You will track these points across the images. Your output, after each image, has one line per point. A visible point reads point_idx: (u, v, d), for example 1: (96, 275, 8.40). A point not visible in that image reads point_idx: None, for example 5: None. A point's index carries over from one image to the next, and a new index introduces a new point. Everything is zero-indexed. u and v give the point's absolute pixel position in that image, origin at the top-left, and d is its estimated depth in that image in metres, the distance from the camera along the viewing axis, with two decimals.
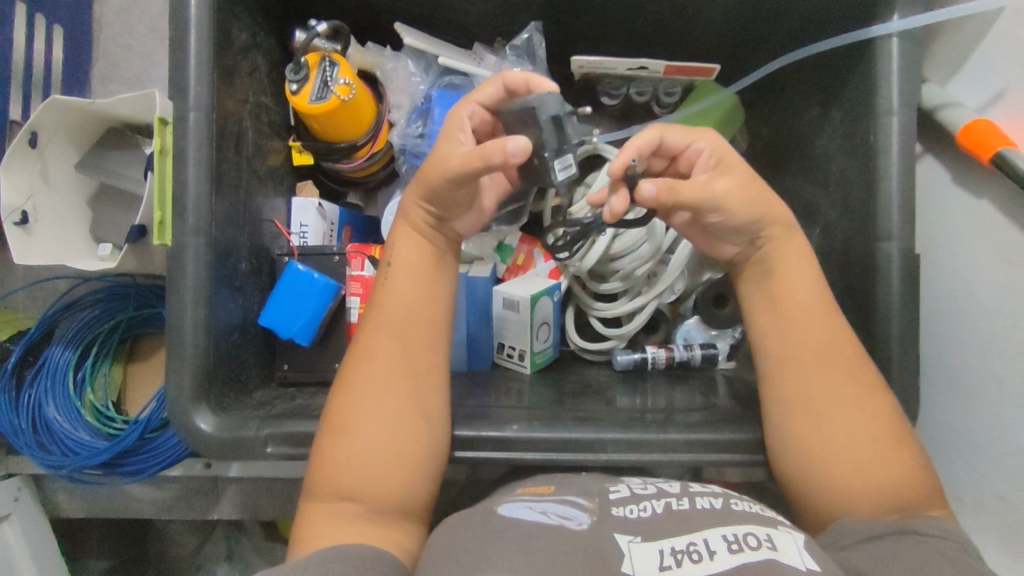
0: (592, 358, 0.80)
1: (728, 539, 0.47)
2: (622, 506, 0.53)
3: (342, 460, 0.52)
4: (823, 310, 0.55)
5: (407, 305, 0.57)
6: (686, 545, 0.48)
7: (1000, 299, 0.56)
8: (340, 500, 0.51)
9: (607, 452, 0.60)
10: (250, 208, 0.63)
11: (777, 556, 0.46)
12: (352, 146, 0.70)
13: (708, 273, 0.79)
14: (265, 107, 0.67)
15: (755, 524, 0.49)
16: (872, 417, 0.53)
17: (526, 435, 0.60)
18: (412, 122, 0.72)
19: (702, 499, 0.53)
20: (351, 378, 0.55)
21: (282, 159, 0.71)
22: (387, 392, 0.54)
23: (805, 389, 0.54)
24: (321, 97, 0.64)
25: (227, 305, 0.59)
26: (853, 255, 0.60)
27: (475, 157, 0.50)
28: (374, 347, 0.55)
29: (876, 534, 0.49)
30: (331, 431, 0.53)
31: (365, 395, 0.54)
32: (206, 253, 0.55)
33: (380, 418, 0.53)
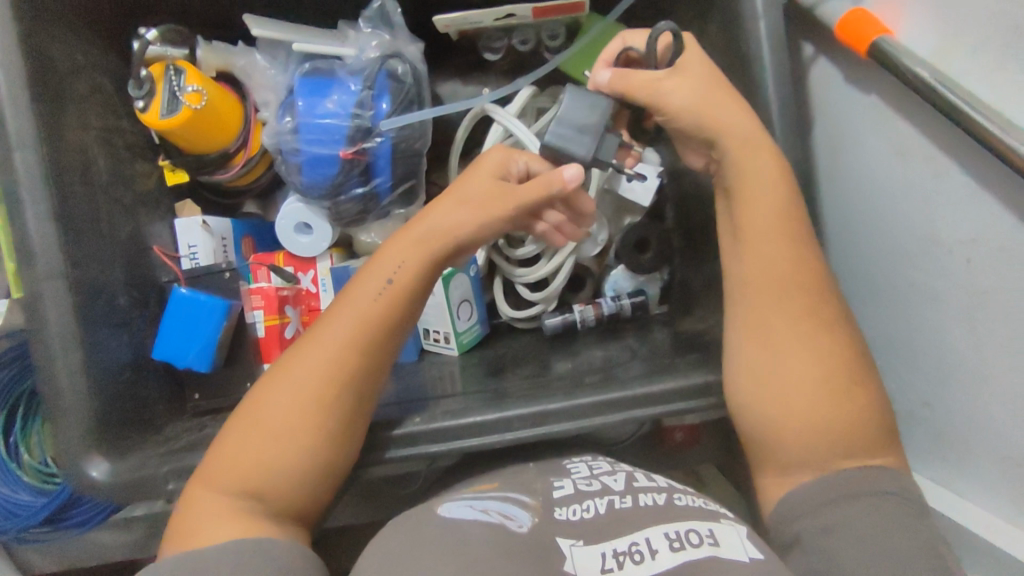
0: (524, 326, 0.78)
1: (671, 536, 0.50)
2: (565, 506, 0.55)
3: (244, 459, 0.49)
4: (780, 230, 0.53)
5: (368, 318, 0.52)
6: (628, 546, 0.50)
7: (900, 198, 0.53)
8: (226, 494, 0.48)
9: (516, 432, 0.54)
10: (120, 238, 0.60)
11: (719, 552, 0.49)
12: (223, 155, 0.67)
13: (628, 218, 0.78)
14: (120, 130, 0.63)
15: (697, 520, 0.52)
16: (829, 362, 0.51)
17: (427, 429, 0.54)
18: (281, 119, 0.66)
19: (646, 496, 0.55)
20: (295, 367, 0.51)
21: (154, 181, 0.67)
22: (312, 402, 0.50)
23: (765, 318, 0.53)
24: (173, 110, 0.61)
25: (109, 346, 0.56)
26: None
27: (540, 189, 0.55)
28: (320, 350, 0.52)
29: (823, 492, 0.49)
30: (254, 424, 0.50)
31: (293, 397, 0.50)
32: (67, 297, 0.52)
33: (292, 427, 0.50)
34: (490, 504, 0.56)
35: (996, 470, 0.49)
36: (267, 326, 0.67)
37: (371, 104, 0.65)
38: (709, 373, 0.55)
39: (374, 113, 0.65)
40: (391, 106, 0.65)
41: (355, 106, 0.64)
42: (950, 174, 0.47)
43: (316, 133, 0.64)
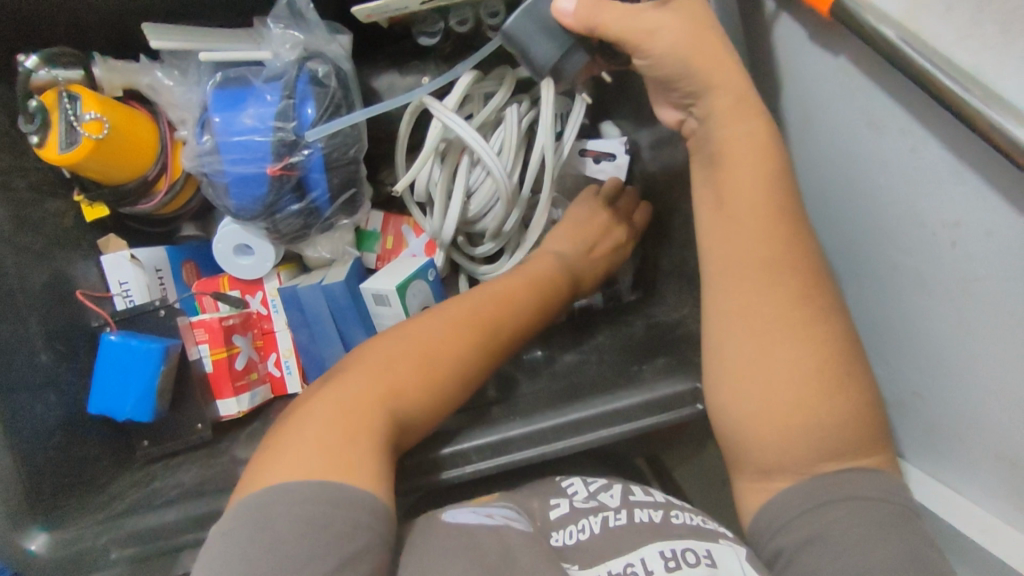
0: None
1: (665, 556, 0.43)
2: (560, 531, 0.49)
3: (324, 417, 0.43)
4: (755, 219, 0.48)
5: (460, 319, 0.50)
6: (623, 568, 0.43)
7: (878, 172, 0.47)
8: (351, 442, 0.41)
9: (475, 464, 0.49)
10: (34, 291, 0.55)
11: (715, 573, 0.42)
12: (143, 182, 0.61)
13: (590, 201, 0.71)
14: (21, 169, 0.57)
15: (693, 539, 0.45)
16: (821, 350, 0.45)
17: (386, 469, 0.49)
18: (199, 138, 0.60)
19: (641, 511, 0.48)
20: (365, 359, 0.47)
21: (70, 219, 0.62)
22: (367, 382, 0.45)
23: (748, 307, 0.47)
24: (72, 142, 0.55)
25: (31, 410, 0.52)
26: (706, 162, 0.51)
27: (592, 224, 0.65)
28: (399, 333, 0.49)
29: (801, 498, 0.43)
30: (331, 403, 0.44)
31: (355, 376, 0.46)
32: None
33: (359, 403, 0.44)
34: (497, 511, 0.49)
35: (990, 466, 0.46)
36: (215, 360, 0.62)
37: (294, 113, 0.59)
38: (683, 382, 0.50)
39: (298, 123, 0.59)
40: (316, 112, 0.59)
41: (276, 117, 0.58)
42: (928, 148, 0.41)
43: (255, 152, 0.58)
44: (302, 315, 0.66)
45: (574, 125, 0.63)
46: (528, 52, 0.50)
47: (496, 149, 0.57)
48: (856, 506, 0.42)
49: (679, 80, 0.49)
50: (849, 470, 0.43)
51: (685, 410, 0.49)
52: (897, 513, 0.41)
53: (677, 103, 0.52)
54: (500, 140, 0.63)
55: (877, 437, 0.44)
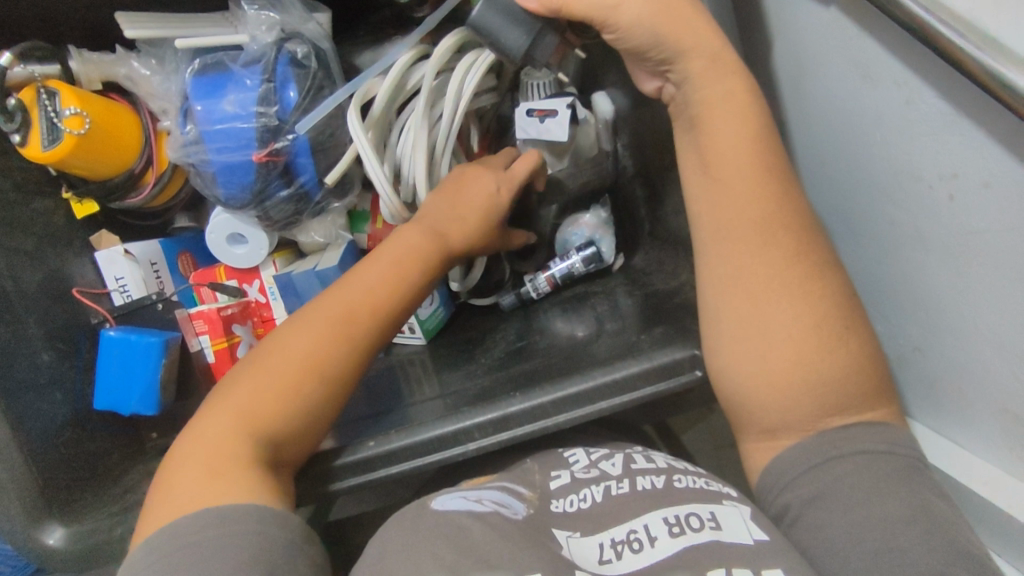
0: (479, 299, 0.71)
1: (669, 522, 0.43)
2: (561, 499, 0.49)
3: (199, 437, 0.44)
4: (749, 176, 0.47)
5: (347, 305, 0.50)
6: (626, 534, 0.44)
7: (872, 125, 0.46)
8: (215, 462, 0.43)
9: (476, 440, 0.49)
10: (29, 291, 0.55)
11: (720, 536, 0.42)
12: (130, 175, 0.61)
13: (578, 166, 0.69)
14: (7, 170, 0.57)
15: (697, 503, 0.45)
16: (819, 307, 0.45)
17: (384, 449, 0.49)
18: (183, 128, 0.59)
19: (643, 478, 0.49)
20: (227, 387, 0.47)
21: (61, 217, 0.61)
22: (250, 391, 0.46)
23: (740, 270, 0.46)
24: (54, 141, 0.54)
25: (37, 409, 0.52)
26: (688, 126, 0.50)
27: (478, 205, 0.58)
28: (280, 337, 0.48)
29: (805, 457, 0.43)
30: (200, 438, 0.44)
31: (237, 388, 0.46)
32: None
33: (223, 420, 0.45)
34: (487, 495, 0.49)
35: (993, 417, 0.45)
36: (216, 350, 0.63)
37: (275, 97, 0.58)
38: (680, 350, 0.49)
39: (280, 107, 0.58)
40: (298, 95, 0.58)
41: (258, 103, 0.57)
42: (923, 99, 0.40)
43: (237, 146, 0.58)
44: (299, 299, 0.66)
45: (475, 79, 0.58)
46: (498, 40, 0.50)
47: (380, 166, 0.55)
48: (863, 461, 0.41)
49: (651, 47, 0.48)
50: (855, 425, 0.43)
51: (685, 376, 0.48)
52: (903, 468, 0.41)
53: (653, 72, 0.51)
54: (409, 134, 0.59)
55: (883, 393, 0.44)
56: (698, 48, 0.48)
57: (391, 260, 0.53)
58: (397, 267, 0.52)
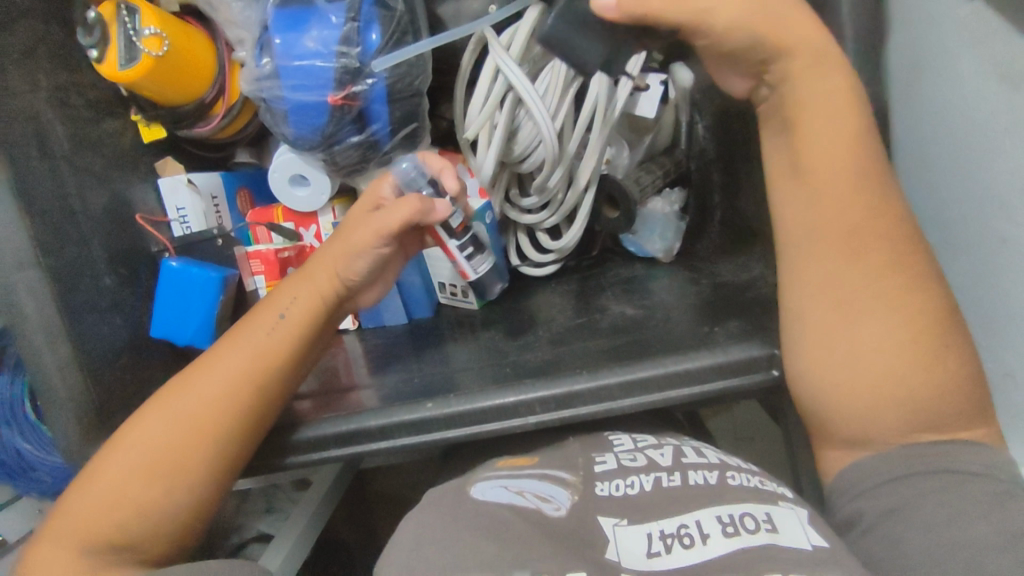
0: (528, 271, 0.71)
1: (723, 521, 0.42)
2: (606, 482, 0.48)
3: (91, 495, 0.44)
4: (845, 175, 0.44)
5: (230, 373, 0.47)
6: (676, 528, 0.43)
7: (1004, 132, 0.43)
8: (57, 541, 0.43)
9: (537, 415, 0.47)
10: (95, 211, 0.55)
11: (777, 538, 0.41)
12: (200, 105, 0.59)
13: (649, 138, 0.70)
14: (79, 86, 0.55)
15: (751, 503, 0.44)
16: (913, 318, 0.42)
17: (443, 414, 0.48)
18: (259, 60, 0.57)
19: (695, 473, 0.48)
20: (123, 443, 0.45)
21: (129, 139, 0.61)
22: (155, 443, 0.45)
23: (830, 277, 0.44)
24: (132, 59, 0.53)
25: (98, 332, 0.52)
26: (778, 128, 0.47)
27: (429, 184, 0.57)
28: (169, 402, 0.47)
29: (887, 467, 0.42)
30: (122, 472, 0.44)
31: (134, 441, 0.45)
32: (43, 286, 0.47)
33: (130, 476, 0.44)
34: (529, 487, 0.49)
35: None
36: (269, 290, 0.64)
37: (358, 38, 0.55)
38: (759, 347, 0.47)
39: (361, 49, 0.55)
40: (381, 38, 0.56)
41: (339, 43, 0.55)
42: None
43: (322, 79, 0.55)
44: None
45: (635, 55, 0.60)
46: None
47: (542, 98, 0.55)
48: (948, 480, 0.40)
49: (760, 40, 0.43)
50: (947, 443, 0.41)
51: (761, 375, 0.47)
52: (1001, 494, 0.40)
53: (745, 74, 0.46)
54: (547, 80, 0.59)
55: (981, 413, 0.42)
56: (811, 43, 0.43)
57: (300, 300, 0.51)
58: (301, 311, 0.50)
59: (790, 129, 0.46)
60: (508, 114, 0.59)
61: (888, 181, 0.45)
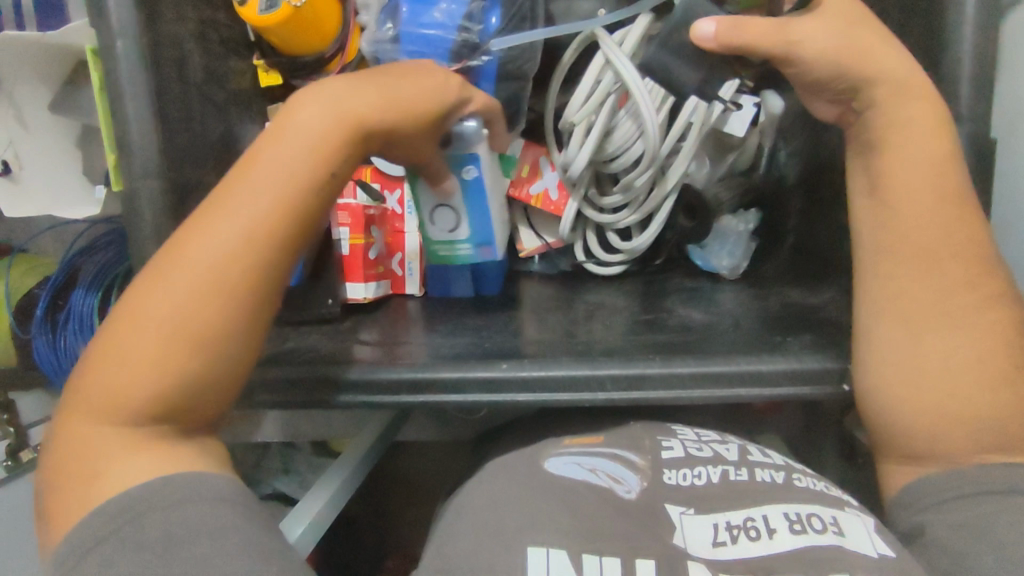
0: (594, 269, 0.73)
1: (790, 518, 0.44)
2: (674, 471, 0.49)
3: (102, 380, 0.41)
4: (917, 205, 0.45)
5: (229, 219, 0.42)
6: (743, 520, 0.44)
7: None
8: (94, 425, 0.40)
9: (607, 391, 0.49)
10: (213, 139, 0.58)
11: (844, 542, 0.42)
12: (319, 59, 0.63)
13: (732, 157, 0.71)
14: (215, 23, 0.59)
15: (820, 505, 0.45)
16: (989, 336, 0.43)
17: (518, 374, 0.49)
18: (382, 25, 0.60)
19: (762, 471, 0.48)
20: (144, 316, 0.41)
21: (248, 81, 0.64)
22: (174, 300, 0.41)
23: (909, 292, 0.45)
24: (271, 5, 0.56)
25: None
26: (862, 149, 0.48)
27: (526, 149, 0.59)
28: (190, 246, 0.42)
29: (950, 484, 0.43)
30: (146, 332, 0.41)
31: (152, 302, 0.41)
32: (162, 196, 0.51)
33: (152, 340, 0.41)
34: (602, 466, 0.50)
35: None
36: (351, 244, 0.65)
37: (481, 18, 0.59)
38: (832, 359, 0.48)
39: (482, 28, 0.59)
40: (500, 22, 0.59)
41: (463, 18, 0.58)
42: None
43: (443, 50, 0.58)
44: None
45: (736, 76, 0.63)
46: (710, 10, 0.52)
47: (653, 96, 0.58)
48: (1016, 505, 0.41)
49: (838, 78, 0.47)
50: (1016, 466, 0.42)
51: (831, 387, 0.48)
52: None
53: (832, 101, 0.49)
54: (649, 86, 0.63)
55: None
56: (895, 74, 0.46)
57: (292, 164, 0.43)
58: (318, 152, 0.44)
59: (874, 151, 0.47)
60: (607, 113, 0.62)
61: (970, 206, 0.45)
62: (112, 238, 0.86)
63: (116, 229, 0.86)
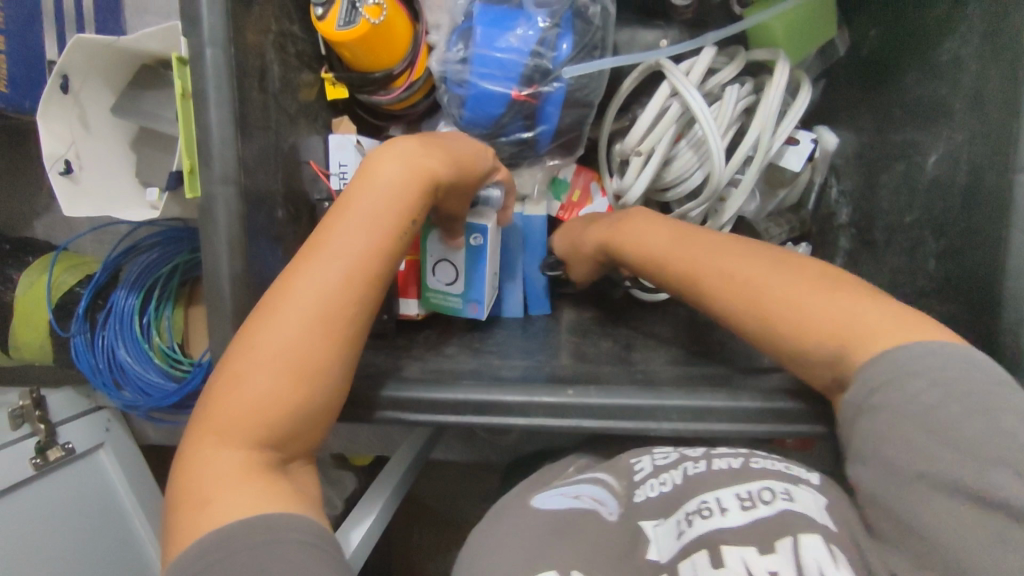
0: (643, 297, 0.71)
1: (741, 496, 0.42)
2: (644, 488, 0.48)
3: (226, 407, 0.42)
4: (713, 243, 0.51)
5: (337, 253, 0.45)
6: (697, 505, 0.43)
7: None
8: (218, 449, 0.42)
9: (671, 422, 0.49)
10: (282, 149, 0.59)
11: (793, 508, 0.41)
12: (388, 75, 0.64)
13: (783, 193, 0.71)
14: (292, 35, 0.60)
15: (772, 479, 0.43)
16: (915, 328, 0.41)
17: (581, 402, 0.49)
18: (453, 46, 0.61)
19: (720, 460, 0.47)
20: (245, 374, 0.43)
21: (315, 93, 0.65)
22: (292, 330, 0.43)
23: (830, 321, 0.43)
24: (350, 21, 0.57)
25: (267, 259, 0.55)
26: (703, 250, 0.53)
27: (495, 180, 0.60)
28: (296, 281, 0.44)
29: None
30: (269, 360, 0.43)
31: (269, 331, 0.43)
32: (238, 205, 0.51)
33: (272, 367, 0.43)
34: (586, 491, 0.49)
35: None
36: (408, 260, 0.64)
37: (554, 45, 0.59)
38: None
39: (554, 55, 0.59)
40: (571, 48, 0.60)
41: (536, 44, 0.59)
42: None
43: (513, 73, 0.59)
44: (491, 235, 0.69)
45: (797, 115, 0.64)
46: None
47: (723, 126, 0.58)
48: None
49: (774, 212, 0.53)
50: None
51: None
52: None
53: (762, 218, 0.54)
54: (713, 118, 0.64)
55: None
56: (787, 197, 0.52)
57: (382, 208, 0.47)
58: (401, 192, 0.48)
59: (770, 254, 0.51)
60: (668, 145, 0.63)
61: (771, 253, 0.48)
62: (166, 235, 0.84)
63: (189, 225, 0.85)
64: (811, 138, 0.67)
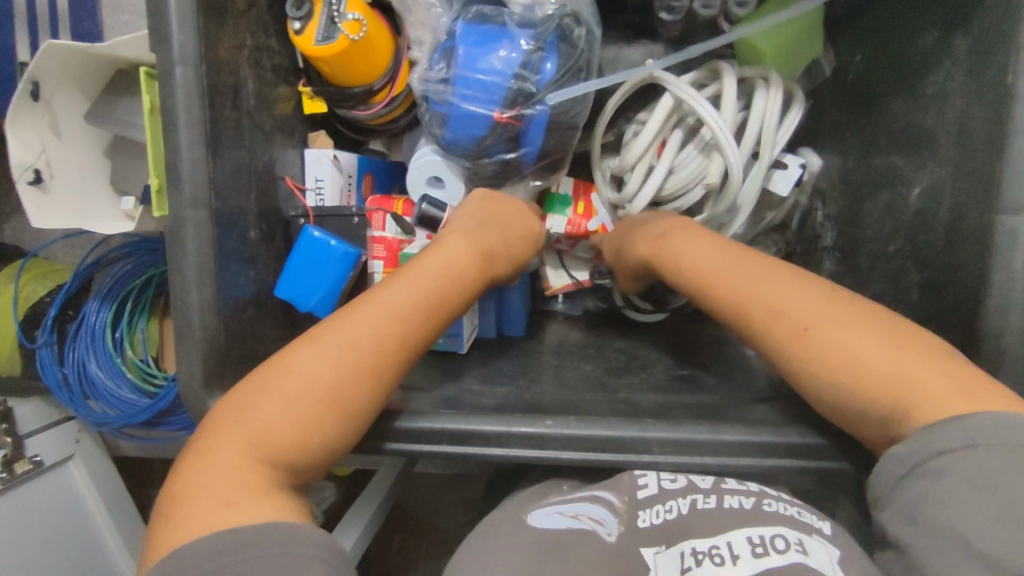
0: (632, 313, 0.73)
1: (753, 542, 0.41)
2: (649, 510, 0.46)
3: (254, 422, 0.42)
4: (759, 267, 0.49)
5: (392, 303, 0.47)
6: (708, 547, 0.41)
7: None
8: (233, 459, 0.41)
9: (652, 454, 0.48)
10: (257, 166, 0.57)
11: (807, 561, 0.39)
12: (367, 91, 0.63)
13: (768, 215, 0.70)
14: (268, 50, 0.59)
15: (787, 527, 0.41)
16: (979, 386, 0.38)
17: (561, 433, 0.48)
18: (435, 64, 0.60)
19: (731, 498, 0.45)
20: (278, 395, 0.42)
21: (293, 107, 0.64)
22: (333, 364, 0.44)
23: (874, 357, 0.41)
24: (328, 37, 0.56)
25: (238, 280, 0.54)
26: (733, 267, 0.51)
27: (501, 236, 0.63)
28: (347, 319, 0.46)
29: None
30: (305, 390, 0.43)
31: (312, 360, 0.44)
32: (208, 227, 0.49)
33: (307, 398, 0.42)
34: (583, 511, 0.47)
35: None
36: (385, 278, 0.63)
37: (538, 66, 0.58)
38: None
39: (537, 77, 0.58)
40: (555, 69, 0.59)
41: (520, 67, 0.58)
42: None
43: (497, 94, 0.58)
44: None
45: (784, 138, 0.63)
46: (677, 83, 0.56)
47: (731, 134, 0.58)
48: None
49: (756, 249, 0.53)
50: None
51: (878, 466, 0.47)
52: None
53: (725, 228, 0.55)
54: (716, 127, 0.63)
55: None
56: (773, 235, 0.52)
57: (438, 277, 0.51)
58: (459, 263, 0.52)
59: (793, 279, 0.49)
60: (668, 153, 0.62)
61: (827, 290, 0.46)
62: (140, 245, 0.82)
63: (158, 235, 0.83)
64: (798, 162, 0.67)
